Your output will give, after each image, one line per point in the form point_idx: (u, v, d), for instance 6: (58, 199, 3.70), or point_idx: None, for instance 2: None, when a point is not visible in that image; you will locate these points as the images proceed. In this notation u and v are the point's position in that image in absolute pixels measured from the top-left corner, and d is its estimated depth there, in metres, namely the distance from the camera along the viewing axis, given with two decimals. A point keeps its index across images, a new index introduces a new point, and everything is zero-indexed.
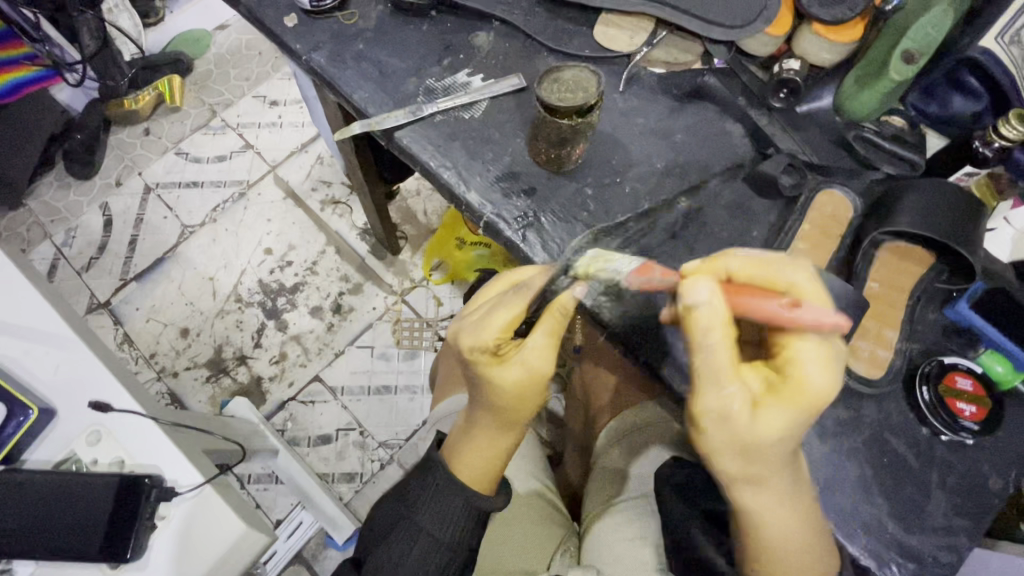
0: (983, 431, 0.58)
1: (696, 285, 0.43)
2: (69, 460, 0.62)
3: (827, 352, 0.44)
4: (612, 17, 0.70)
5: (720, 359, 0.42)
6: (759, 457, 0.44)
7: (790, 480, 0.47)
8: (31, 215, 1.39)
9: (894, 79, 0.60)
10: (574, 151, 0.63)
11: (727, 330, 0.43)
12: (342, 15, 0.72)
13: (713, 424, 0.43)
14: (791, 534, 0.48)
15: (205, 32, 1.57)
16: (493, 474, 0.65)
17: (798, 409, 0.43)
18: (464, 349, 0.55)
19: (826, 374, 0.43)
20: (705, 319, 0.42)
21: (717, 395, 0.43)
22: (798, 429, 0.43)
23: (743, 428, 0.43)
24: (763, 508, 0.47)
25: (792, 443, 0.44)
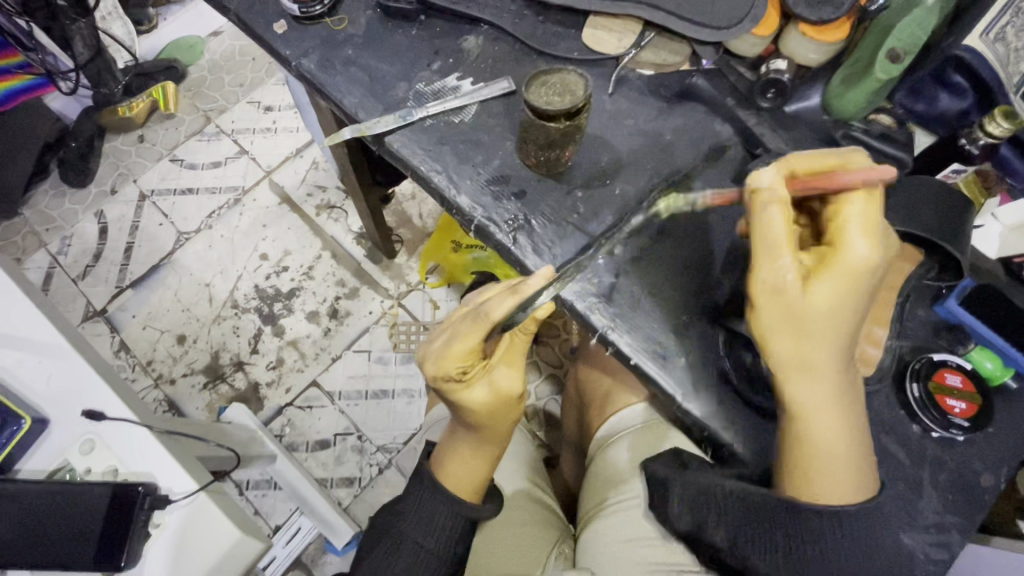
0: (973, 428, 0.58)
1: (760, 171, 0.52)
2: (61, 469, 0.62)
3: (872, 222, 0.50)
4: (600, 19, 0.70)
5: (778, 229, 0.50)
6: (808, 332, 0.50)
7: (839, 373, 0.51)
8: (26, 223, 1.39)
9: (880, 78, 0.61)
10: (563, 155, 0.63)
11: (785, 205, 0.51)
12: (331, 21, 0.73)
13: (766, 292, 0.51)
14: (836, 428, 0.51)
15: (199, 39, 1.57)
16: (480, 484, 0.67)
17: (843, 279, 0.49)
18: (430, 377, 0.59)
19: (867, 244, 0.49)
20: (767, 195, 0.51)
21: (775, 263, 0.50)
22: (844, 299, 0.49)
23: (794, 294, 0.49)
24: (811, 396, 0.51)
25: (845, 319, 0.50)
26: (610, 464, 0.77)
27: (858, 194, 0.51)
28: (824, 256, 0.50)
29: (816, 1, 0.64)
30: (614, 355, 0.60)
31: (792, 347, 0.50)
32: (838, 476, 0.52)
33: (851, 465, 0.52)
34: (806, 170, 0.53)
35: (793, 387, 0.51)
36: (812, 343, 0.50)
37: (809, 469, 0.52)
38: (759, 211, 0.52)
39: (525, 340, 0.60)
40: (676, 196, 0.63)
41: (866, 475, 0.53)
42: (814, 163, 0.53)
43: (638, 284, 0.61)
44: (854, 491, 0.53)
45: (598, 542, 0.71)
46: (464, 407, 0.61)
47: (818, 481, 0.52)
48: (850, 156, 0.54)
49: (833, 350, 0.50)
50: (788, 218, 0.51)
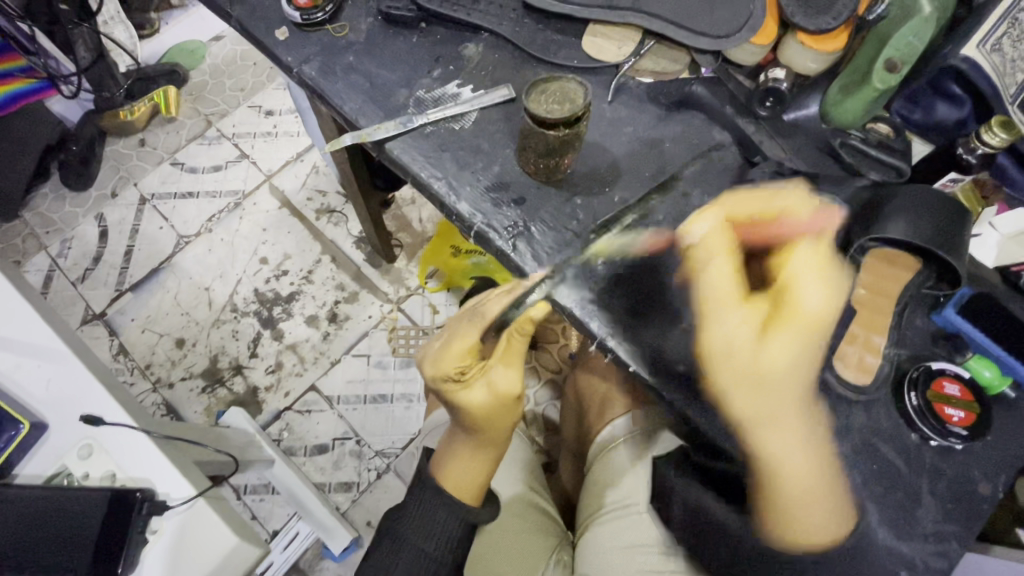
0: (972, 437, 0.58)
1: (693, 228, 0.60)
2: (59, 474, 0.62)
3: (817, 271, 0.56)
4: (599, 28, 0.71)
5: (722, 287, 0.58)
6: (768, 382, 0.56)
7: (798, 413, 0.56)
8: (26, 226, 1.39)
9: (877, 87, 0.63)
10: (562, 162, 0.63)
11: (729, 258, 0.59)
12: (332, 28, 0.73)
13: (722, 353, 0.57)
14: (804, 465, 0.55)
15: (200, 44, 1.58)
16: (478, 486, 0.67)
17: (792, 325, 0.56)
18: (430, 378, 0.63)
19: (813, 292, 0.56)
20: (707, 253, 0.59)
21: (725, 323, 0.57)
22: (799, 349, 0.56)
23: (746, 354, 0.56)
24: (779, 443, 0.55)
25: (799, 366, 0.56)
26: (607, 470, 0.77)
27: (803, 243, 0.59)
28: (775, 307, 0.57)
29: (813, 10, 0.65)
30: (612, 361, 0.60)
31: (750, 396, 0.56)
32: (815, 509, 0.55)
33: (821, 502, 0.55)
34: (745, 219, 0.62)
35: (763, 433, 0.55)
36: (774, 391, 0.56)
37: (785, 508, 0.55)
38: (701, 269, 0.59)
39: (522, 341, 0.63)
40: (616, 237, 0.62)
41: (838, 506, 0.56)
42: (752, 213, 0.62)
43: (638, 291, 0.61)
44: (832, 522, 0.55)
45: (597, 547, 0.71)
46: (463, 409, 0.63)
47: (799, 515, 0.55)
48: (789, 199, 0.61)
49: (788, 397, 0.56)
50: (732, 274, 0.58)
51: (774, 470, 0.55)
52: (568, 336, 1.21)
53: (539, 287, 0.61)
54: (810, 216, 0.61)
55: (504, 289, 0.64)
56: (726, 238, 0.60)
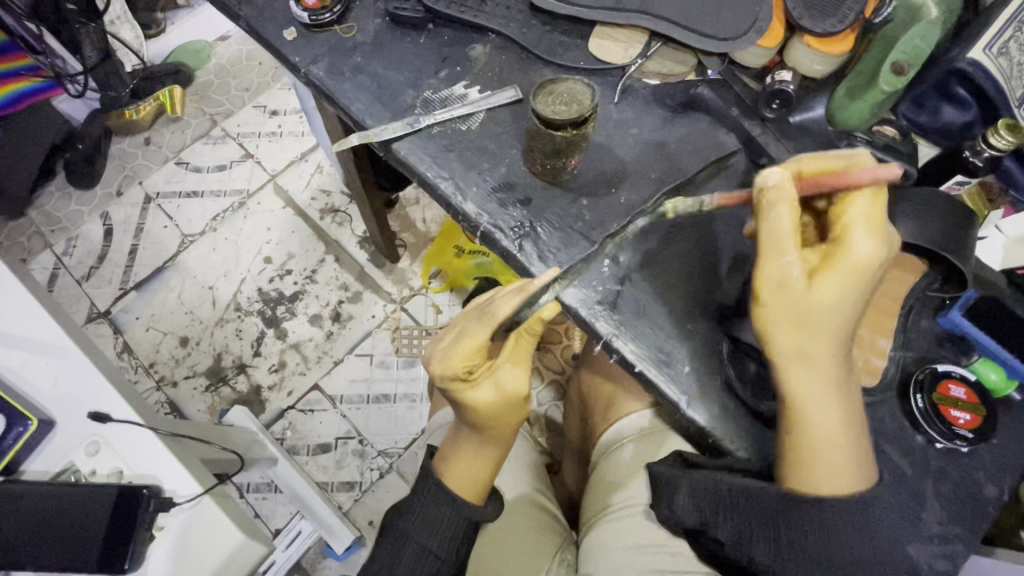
0: (978, 439, 0.58)
1: (769, 169, 0.50)
2: (67, 471, 0.62)
3: (878, 221, 0.50)
4: (606, 29, 0.71)
5: (784, 227, 0.50)
6: (815, 323, 0.50)
7: (839, 362, 0.52)
8: (32, 225, 1.40)
9: (885, 88, 0.62)
10: (568, 163, 0.64)
11: (798, 204, 0.50)
12: (340, 29, 0.73)
13: (773, 291, 0.51)
14: (839, 417, 0.52)
15: (206, 44, 1.58)
16: (483, 485, 0.67)
17: (848, 274, 0.50)
18: (436, 376, 0.59)
19: (874, 240, 0.50)
20: (778, 194, 0.50)
21: (782, 262, 0.50)
22: (847, 295, 0.50)
23: (800, 292, 0.50)
24: (810, 388, 0.52)
25: (847, 314, 0.51)
26: (611, 470, 0.77)
27: (863, 192, 0.50)
28: (829, 252, 0.51)
29: (821, 13, 0.65)
30: (617, 362, 0.61)
31: (792, 340, 0.51)
32: (837, 461, 0.52)
33: (847, 454, 0.53)
34: (811, 169, 0.53)
35: (798, 375, 0.52)
36: (814, 337, 0.51)
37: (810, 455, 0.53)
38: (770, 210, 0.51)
39: (530, 340, 0.62)
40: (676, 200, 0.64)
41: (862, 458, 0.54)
42: (817, 164, 0.53)
43: (642, 293, 0.62)
44: (854, 474, 0.53)
45: (601, 548, 0.71)
46: (470, 409, 0.61)
47: (818, 469, 0.53)
48: (859, 154, 0.54)
49: (832, 345, 0.51)
50: (796, 216, 0.50)
51: (805, 417, 0.52)
52: (570, 338, 1.21)
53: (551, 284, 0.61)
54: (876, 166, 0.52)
55: (514, 285, 0.60)
56: (798, 181, 0.51)
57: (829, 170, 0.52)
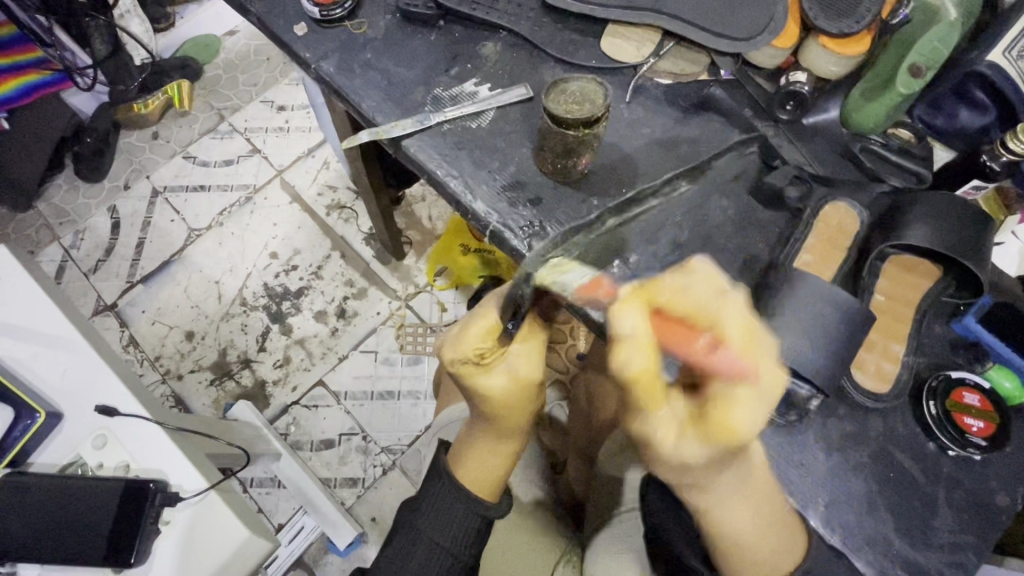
0: (991, 447, 0.58)
1: (622, 314, 0.41)
2: (74, 464, 0.62)
3: (756, 397, 0.42)
4: (618, 27, 0.70)
5: (640, 384, 0.42)
6: (691, 473, 0.45)
7: (733, 485, 0.48)
8: (40, 217, 1.40)
9: (901, 91, 0.62)
10: (579, 162, 0.62)
11: (652, 356, 0.42)
12: (351, 25, 0.73)
13: (641, 443, 0.44)
14: (748, 522, 0.49)
15: (214, 39, 1.58)
16: (497, 480, 0.66)
17: (717, 443, 0.42)
18: (448, 362, 0.59)
19: (752, 417, 0.41)
20: (630, 347, 0.41)
21: (648, 421, 0.43)
22: (721, 458, 0.44)
23: (666, 452, 0.43)
24: (713, 509, 0.49)
25: (721, 464, 0.45)
26: (616, 471, 0.77)
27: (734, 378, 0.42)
28: (697, 416, 0.44)
29: (836, 13, 0.64)
30: (628, 363, 0.61)
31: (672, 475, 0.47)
32: (767, 547, 0.50)
33: (766, 544, 0.50)
34: (674, 309, 0.44)
35: (703, 498, 0.49)
36: (693, 478, 0.47)
37: (733, 548, 0.50)
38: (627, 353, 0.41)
39: (542, 322, 0.60)
40: (556, 269, 0.52)
41: (785, 540, 0.51)
42: (680, 297, 0.44)
43: None
44: (781, 555, 0.51)
45: (605, 549, 0.71)
46: (484, 397, 0.59)
47: (753, 553, 0.50)
48: (728, 298, 0.43)
49: (718, 475, 0.47)
50: (653, 369, 0.42)
51: (715, 526, 0.50)
52: (576, 337, 1.23)
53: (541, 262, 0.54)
54: (740, 317, 0.43)
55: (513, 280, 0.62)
56: (651, 334, 0.42)
57: (691, 315, 0.44)
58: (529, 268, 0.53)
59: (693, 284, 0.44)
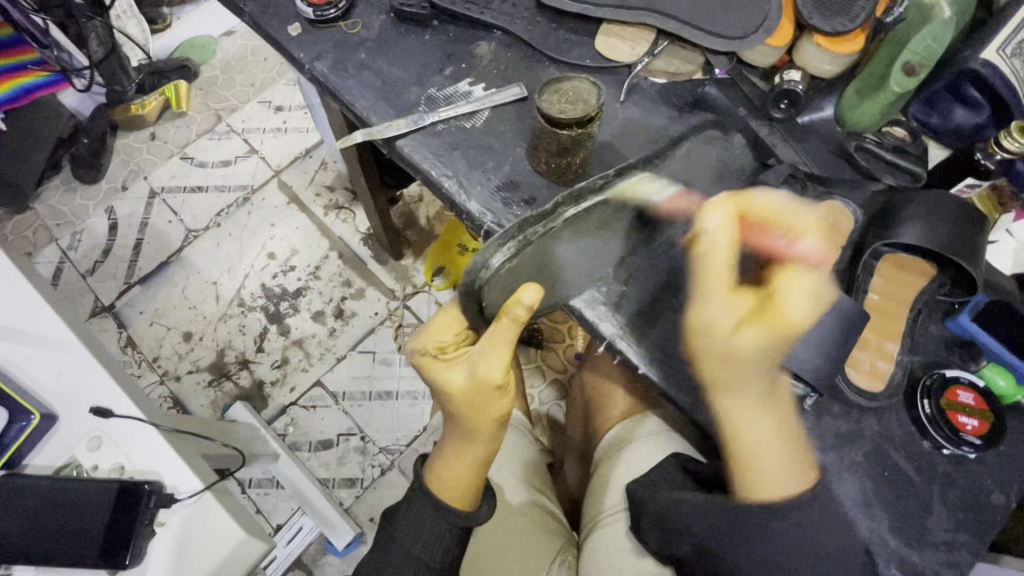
0: (985, 446, 0.58)
1: (709, 213, 0.52)
2: (69, 465, 0.62)
3: (814, 287, 0.51)
4: (613, 27, 0.70)
5: (715, 272, 0.52)
6: (734, 366, 0.51)
7: (762, 392, 0.53)
8: (37, 218, 1.39)
9: (895, 90, 0.61)
10: (573, 161, 0.62)
11: (729, 247, 0.52)
12: (345, 25, 0.73)
13: (699, 335, 0.52)
14: (767, 442, 0.53)
15: (211, 39, 1.58)
16: (465, 489, 0.65)
17: (773, 330, 0.50)
18: (411, 352, 0.60)
19: (805, 307, 0.50)
20: (711, 241, 0.52)
21: (713, 303, 0.51)
22: (770, 346, 0.50)
23: (723, 337, 0.50)
24: (741, 418, 0.53)
25: (768, 361, 0.51)
26: (610, 472, 0.76)
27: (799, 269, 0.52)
28: (759, 307, 0.52)
29: (831, 12, 0.64)
30: (621, 363, 0.61)
31: (715, 373, 0.52)
32: (775, 472, 0.52)
33: (777, 467, 0.52)
34: (756, 214, 0.55)
35: (729, 406, 0.53)
36: (732, 374, 0.52)
37: (747, 469, 0.53)
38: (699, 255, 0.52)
39: (512, 327, 0.53)
40: (575, 215, 0.52)
41: (802, 465, 0.53)
42: (765, 210, 0.54)
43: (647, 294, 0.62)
44: (786, 484, 0.52)
45: (597, 551, 0.71)
46: (445, 394, 0.59)
47: (764, 481, 0.53)
48: (803, 214, 0.55)
49: (754, 378, 0.52)
50: (731, 257, 0.52)
51: (737, 444, 0.53)
52: (574, 337, 1.22)
53: (499, 249, 0.50)
54: (818, 232, 0.54)
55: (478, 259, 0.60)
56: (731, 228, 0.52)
57: (774, 222, 0.55)
58: (483, 259, 0.50)
59: (775, 198, 0.55)
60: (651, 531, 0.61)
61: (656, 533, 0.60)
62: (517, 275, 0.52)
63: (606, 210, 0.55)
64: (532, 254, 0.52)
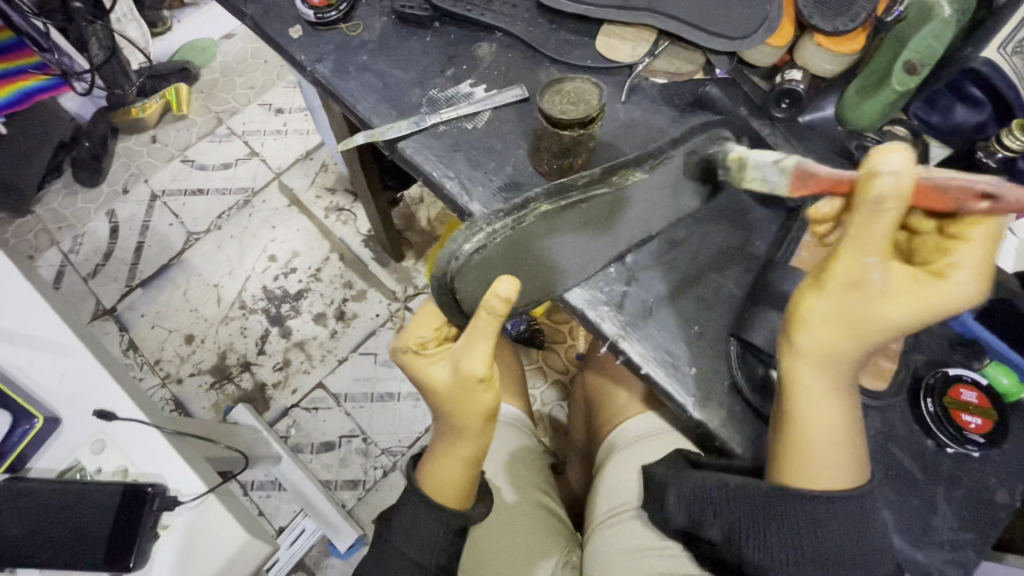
0: (989, 445, 0.58)
1: (890, 155, 0.41)
2: (72, 468, 0.62)
3: (987, 263, 0.45)
4: (613, 28, 0.70)
5: (877, 234, 0.44)
6: (859, 331, 0.48)
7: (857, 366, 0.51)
8: (39, 222, 1.40)
9: (896, 88, 0.62)
10: (576, 161, 0.62)
11: (903, 204, 0.42)
12: (346, 27, 0.73)
13: (834, 289, 0.48)
14: (834, 422, 0.52)
15: (211, 42, 1.58)
16: (454, 484, 0.65)
17: (926, 308, 0.46)
18: (394, 350, 0.60)
19: (975, 285, 0.45)
20: (884, 189, 0.42)
21: (867, 267, 0.46)
22: (913, 323, 0.47)
23: (863, 301, 0.47)
24: (818, 388, 0.52)
25: (894, 336, 0.49)
26: (613, 471, 0.76)
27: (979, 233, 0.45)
28: (918, 276, 0.47)
29: (832, 11, 0.64)
30: (624, 363, 0.61)
31: (823, 338, 0.49)
32: (836, 457, 0.53)
33: (841, 451, 0.53)
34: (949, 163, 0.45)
35: (815, 373, 0.51)
36: (848, 340, 0.49)
37: (805, 450, 0.53)
38: (869, 210, 0.43)
39: (491, 321, 0.51)
40: (546, 213, 0.54)
41: (851, 458, 0.53)
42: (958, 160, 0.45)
43: (648, 294, 0.62)
44: (846, 472, 0.53)
45: (601, 551, 0.71)
46: (431, 391, 0.58)
47: (809, 467, 0.53)
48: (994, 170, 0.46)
49: (865, 352, 0.50)
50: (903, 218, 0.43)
51: (805, 421, 0.52)
52: (575, 337, 1.22)
53: (470, 238, 0.52)
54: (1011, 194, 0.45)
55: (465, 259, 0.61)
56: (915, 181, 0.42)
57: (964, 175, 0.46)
58: (455, 248, 0.52)
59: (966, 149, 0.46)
60: (678, 506, 0.60)
61: (686, 512, 0.59)
62: (491, 269, 0.54)
63: (592, 206, 0.56)
64: (506, 247, 0.53)
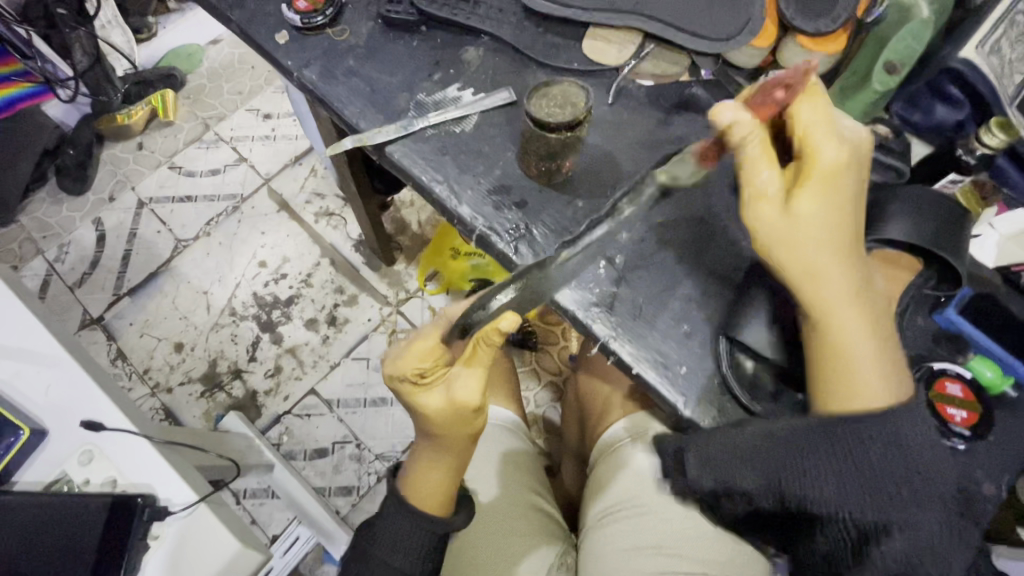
0: (972, 437, 0.59)
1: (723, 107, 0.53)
2: (59, 481, 0.61)
3: (830, 130, 0.54)
4: (600, 31, 0.71)
5: (759, 148, 0.54)
6: (811, 239, 0.53)
7: (850, 275, 0.54)
8: (23, 231, 1.38)
9: (877, 89, 0.64)
10: (563, 165, 0.63)
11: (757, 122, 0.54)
12: (333, 32, 0.73)
13: (769, 213, 0.53)
14: (858, 322, 0.54)
15: (198, 48, 1.58)
16: (443, 498, 0.67)
17: (824, 182, 0.53)
18: (387, 376, 0.58)
19: (835, 147, 0.54)
20: (742, 124, 0.53)
21: (756, 176, 0.54)
22: (830, 202, 0.53)
23: (783, 211, 0.53)
24: (834, 299, 0.54)
25: (847, 221, 0.54)
26: (607, 470, 0.77)
27: (804, 103, 0.56)
28: (800, 172, 0.55)
29: (813, 12, 0.65)
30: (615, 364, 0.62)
31: (796, 257, 0.53)
32: (877, 373, 0.54)
33: (882, 360, 0.54)
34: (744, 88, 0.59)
35: (817, 293, 0.54)
36: (818, 247, 0.53)
37: (845, 372, 0.54)
38: (744, 145, 0.54)
39: (489, 351, 0.55)
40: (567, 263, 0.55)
41: (898, 376, 0.55)
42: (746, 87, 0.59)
43: (639, 296, 0.63)
44: (884, 399, 0.55)
45: (596, 551, 0.72)
46: (422, 413, 0.59)
47: (862, 385, 0.54)
48: None
49: (842, 254, 0.54)
50: (762, 129, 0.54)
51: (837, 341, 0.54)
52: (568, 339, 1.22)
53: None
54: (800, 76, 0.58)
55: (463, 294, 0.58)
56: (753, 113, 0.55)
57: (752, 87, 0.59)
58: None
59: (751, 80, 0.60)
60: (702, 474, 0.59)
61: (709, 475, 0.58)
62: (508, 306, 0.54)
63: (601, 240, 0.58)
64: (527, 292, 0.53)
